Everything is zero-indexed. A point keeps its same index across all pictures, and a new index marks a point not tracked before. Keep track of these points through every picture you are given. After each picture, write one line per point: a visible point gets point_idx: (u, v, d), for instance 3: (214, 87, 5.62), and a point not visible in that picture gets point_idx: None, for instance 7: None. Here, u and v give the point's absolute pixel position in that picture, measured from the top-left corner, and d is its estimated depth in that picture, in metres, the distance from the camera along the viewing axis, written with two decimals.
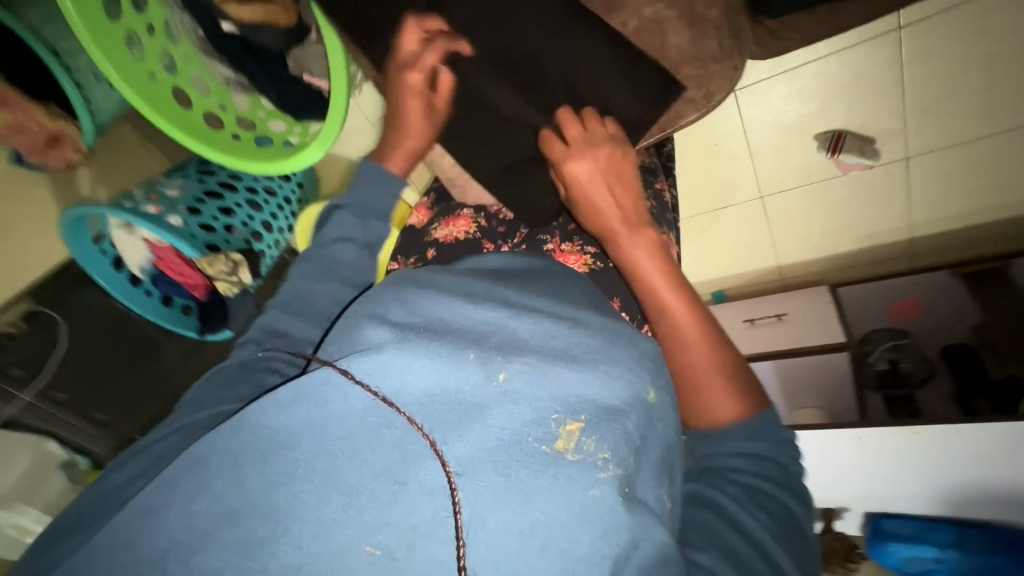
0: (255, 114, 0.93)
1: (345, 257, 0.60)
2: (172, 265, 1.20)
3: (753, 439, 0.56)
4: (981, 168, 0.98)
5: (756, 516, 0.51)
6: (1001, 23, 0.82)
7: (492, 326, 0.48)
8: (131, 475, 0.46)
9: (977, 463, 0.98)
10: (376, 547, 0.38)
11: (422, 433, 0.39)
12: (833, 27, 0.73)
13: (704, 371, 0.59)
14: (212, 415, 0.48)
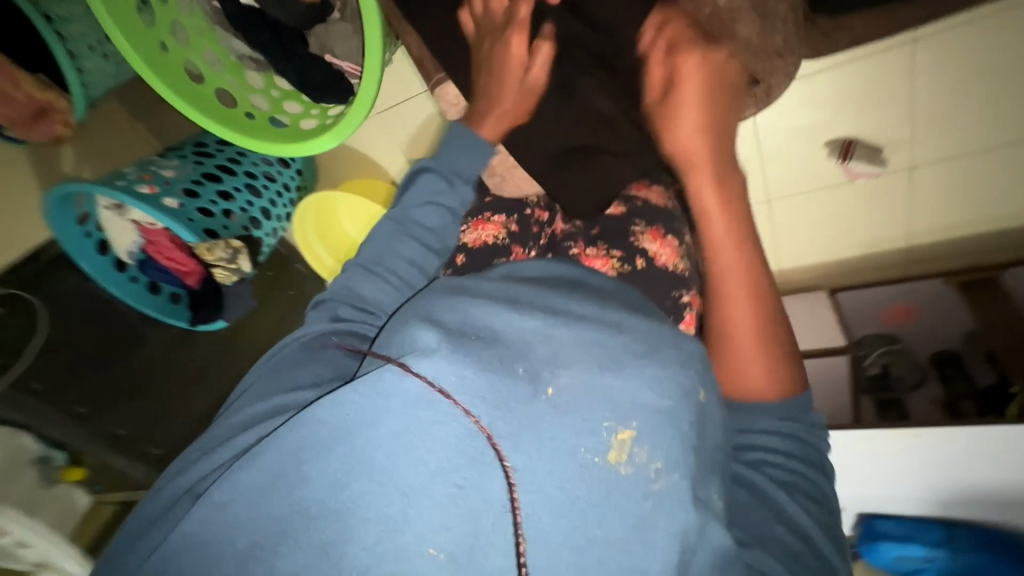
0: (268, 93, 0.93)
1: (432, 224, 0.69)
2: (165, 250, 1.15)
3: (787, 420, 0.60)
4: (981, 181, 1.02)
5: (798, 500, 0.55)
6: (1012, 40, 0.85)
7: (538, 335, 0.42)
8: (198, 462, 0.48)
9: (967, 464, 1.01)
10: (438, 549, 0.38)
11: (480, 427, 0.38)
12: (883, 29, 0.73)
13: (748, 348, 0.61)
14: (291, 402, 0.49)
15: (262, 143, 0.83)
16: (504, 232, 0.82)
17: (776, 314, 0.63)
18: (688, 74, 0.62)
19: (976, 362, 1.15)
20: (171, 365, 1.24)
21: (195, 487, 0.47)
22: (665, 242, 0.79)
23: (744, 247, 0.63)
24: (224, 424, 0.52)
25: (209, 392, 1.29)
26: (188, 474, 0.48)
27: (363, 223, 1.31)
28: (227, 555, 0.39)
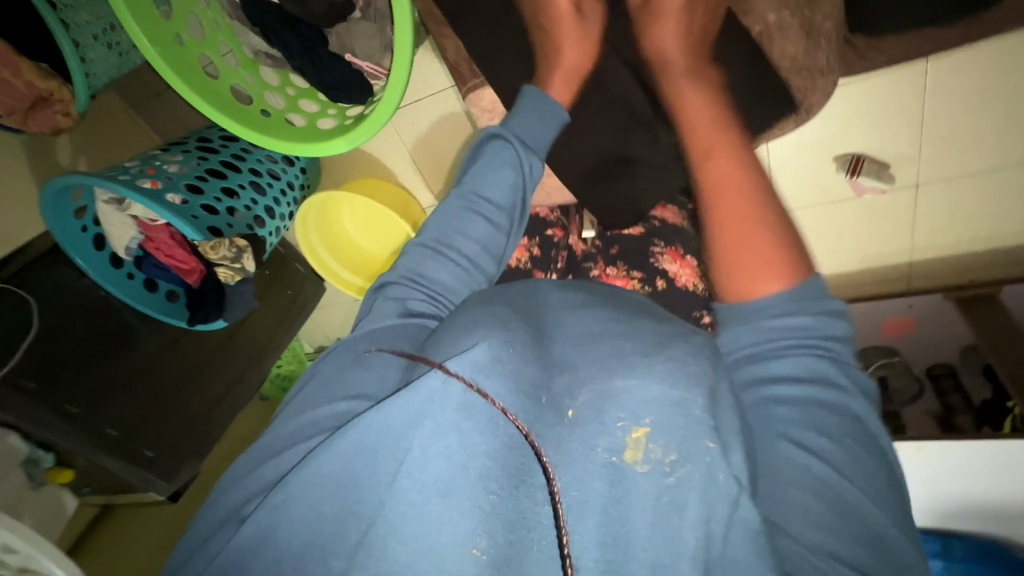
0: (282, 89, 0.95)
1: (496, 194, 0.63)
2: (164, 247, 1.13)
3: (796, 340, 0.49)
4: (983, 199, 1.05)
5: (824, 443, 0.44)
6: (1019, 66, 0.87)
7: (559, 366, 0.46)
8: (254, 468, 0.50)
9: (964, 474, 1.03)
10: (480, 550, 0.36)
11: (520, 427, 0.40)
12: (924, 49, 0.72)
13: (747, 234, 0.54)
14: (334, 413, 0.48)
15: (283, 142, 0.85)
16: (528, 257, 0.94)
17: (777, 205, 0.56)
18: (669, 51, 0.67)
19: (971, 375, 1.17)
20: (163, 365, 1.19)
21: (245, 502, 0.47)
22: (684, 263, 0.87)
23: (736, 137, 0.61)
24: (268, 436, 0.52)
25: (202, 394, 1.23)
26: (245, 480, 0.49)
27: (365, 223, 1.35)
28: (281, 553, 0.41)
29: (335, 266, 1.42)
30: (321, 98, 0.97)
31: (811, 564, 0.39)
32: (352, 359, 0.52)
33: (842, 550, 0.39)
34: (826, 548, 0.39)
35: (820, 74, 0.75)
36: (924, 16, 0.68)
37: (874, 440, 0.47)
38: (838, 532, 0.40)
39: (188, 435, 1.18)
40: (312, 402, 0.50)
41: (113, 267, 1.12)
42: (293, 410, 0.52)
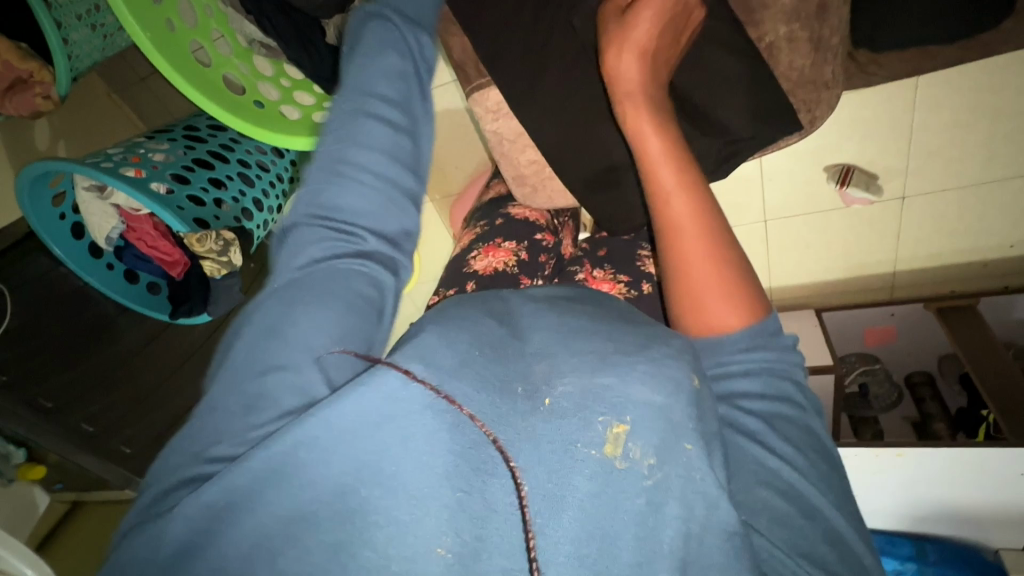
0: (277, 80, 0.96)
1: (391, 92, 0.53)
2: (147, 237, 1.09)
3: (758, 354, 0.52)
4: (967, 213, 1.08)
5: (787, 449, 0.48)
6: (1006, 82, 0.90)
7: (538, 354, 0.44)
8: (168, 475, 0.42)
9: (942, 480, 1.06)
10: (446, 549, 0.34)
11: (486, 431, 0.37)
12: (923, 66, 0.74)
13: (706, 276, 0.53)
14: (260, 389, 0.41)
15: (295, 141, 0.90)
16: (514, 260, 0.89)
17: (729, 236, 0.55)
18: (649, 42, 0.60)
19: (948, 384, 1.22)
20: (144, 360, 1.16)
21: (164, 500, 0.41)
22: None
23: (689, 162, 0.56)
24: (178, 439, 0.44)
25: (183, 389, 1.21)
26: (161, 488, 0.42)
27: None
28: (228, 560, 0.36)
29: None
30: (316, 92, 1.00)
31: (780, 562, 0.41)
32: (272, 342, 0.42)
33: (808, 549, 0.43)
34: (792, 545, 0.42)
35: (825, 89, 0.74)
36: (928, 36, 0.68)
37: (819, 440, 0.52)
38: (800, 533, 0.43)
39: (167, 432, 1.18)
40: (229, 382, 0.42)
41: (91, 257, 1.09)
42: (206, 406, 0.43)
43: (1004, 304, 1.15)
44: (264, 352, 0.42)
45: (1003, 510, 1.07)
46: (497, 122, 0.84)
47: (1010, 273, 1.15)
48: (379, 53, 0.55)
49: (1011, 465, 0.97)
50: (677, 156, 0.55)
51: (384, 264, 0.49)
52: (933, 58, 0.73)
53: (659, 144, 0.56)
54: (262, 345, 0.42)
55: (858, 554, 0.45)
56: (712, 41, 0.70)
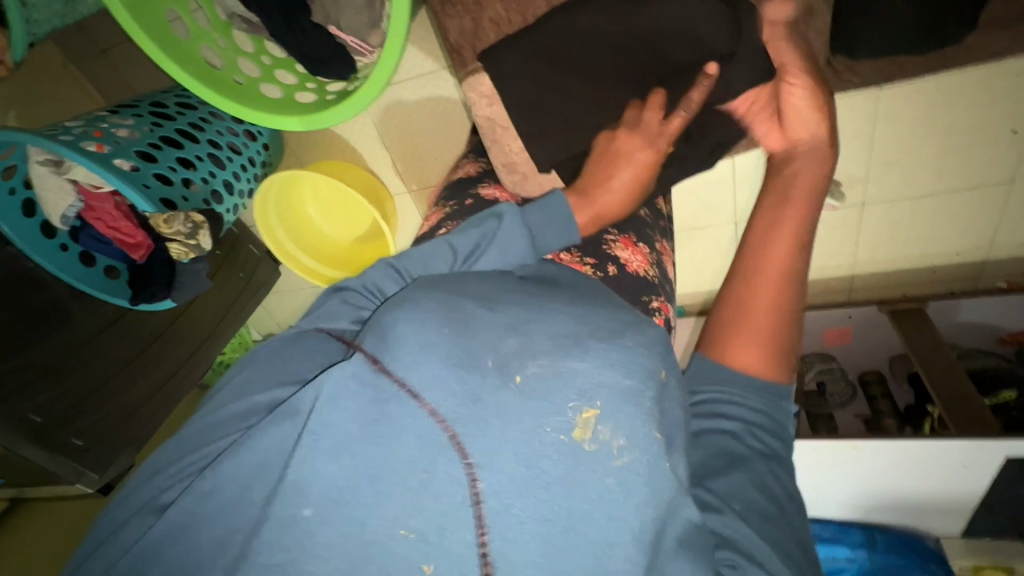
0: (258, 58, 0.94)
1: (545, 225, 0.58)
2: (108, 218, 1.04)
3: (769, 398, 0.54)
4: (920, 221, 1.15)
5: (777, 475, 0.50)
6: (957, 100, 0.97)
7: (510, 328, 0.44)
8: (160, 466, 0.49)
9: (892, 472, 1.12)
10: (409, 530, 0.37)
11: (442, 423, 0.39)
12: (893, 75, 0.79)
13: (761, 313, 0.57)
14: (266, 404, 0.48)
15: (267, 115, 0.86)
16: None
17: (799, 305, 0.59)
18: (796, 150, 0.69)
19: (898, 383, 1.28)
20: (99, 345, 1.09)
21: (190, 472, 0.47)
22: (636, 249, 0.86)
23: (802, 231, 0.62)
24: (197, 421, 0.49)
25: (141, 378, 1.15)
26: (151, 475, 0.48)
27: (330, 205, 1.34)
28: (205, 546, 0.41)
29: (293, 250, 1.35)
30: (298, 71, 0.97)
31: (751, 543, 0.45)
32: (297, 355, 0.50)
33: (781, 546, 0.46)
34: (772, 543, 0.45)
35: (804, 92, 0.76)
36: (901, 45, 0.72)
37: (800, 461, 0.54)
38: (775, 530, 0.46)
39: (122, 425, 1.12)
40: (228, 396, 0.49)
41: (42, 237, 1.00)
42: (216, 400, 0.50)
43: (952, 307, 1.22)
44: (287, 361, 0.50)
45: (943, 499, 1.14)
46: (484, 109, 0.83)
47: (955, 278, 1.23)
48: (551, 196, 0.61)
49: (954, 455, 1.03)
50: (796, 217, 0.63)
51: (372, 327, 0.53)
52: (900, 69, 0.78)
53: (787, 213, 0.63)
54: (286, 359, 0.50)
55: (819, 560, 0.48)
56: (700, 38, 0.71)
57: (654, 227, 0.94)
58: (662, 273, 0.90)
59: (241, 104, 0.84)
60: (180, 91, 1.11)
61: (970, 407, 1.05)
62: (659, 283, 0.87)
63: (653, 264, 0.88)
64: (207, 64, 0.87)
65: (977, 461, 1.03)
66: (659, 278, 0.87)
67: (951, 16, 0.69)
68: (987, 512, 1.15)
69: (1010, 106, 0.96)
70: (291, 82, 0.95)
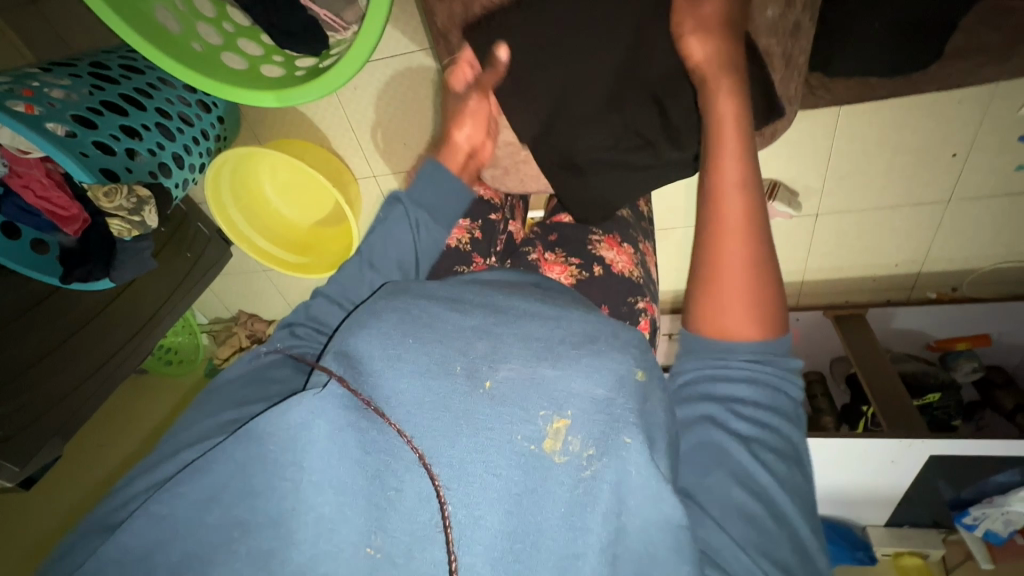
0: (220, 26, 0.88)
1: (443, 202, 0.70)
2: (37, 186, 0.91)
3: (757, 362, 0.54)
4: (867, 232, 1.22)
5: (765, 460, 0.50)
6: (907, 121, 1.03)
7: (478, 331, 0.43)
8: (131, 478, 0.51)
9: (830, 469, 1.19)
10: (375, 549, 0.38)
11: (406, 440, 0.38)
12: (860, 97, 0.82)
13: (735, 279, 0.54)
14: (235, 417, 0.50)
15: (229, 89, 0.80)
16: (467, 240, 0.87)
17: (770, 260, 0.56)
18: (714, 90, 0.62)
19: (837, 383, 1.37)
20: (19, 330, 0.98)
21: (156, 480, 0.48)
22: (620, 250, 0.87)
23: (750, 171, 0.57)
24: (172, 439, 0.52)
25: (73, 364, 1.07)
26: (122, 486, 0.51)
27: (289, 186, 1.27)
28: (170, 555, 0.40)
29: (249, 233, 1.28)
30: (264, 43, 0.92)
31: (735, 553, 0.45)
32: (272, 374, 0.54)
33: (766, 549, 0.45)
34: (757, 545, 0.45)
35: (785, 105, 0.77)
36: (878, 63, 0.74)
37: (802, 447, 0.53)
38: (765, 533, 0.46)
39: (50, 412, 1.04)
40: (208, 411, 0.52)
41: None
42: (191, 415, 0.54)
43: (888, 314, 1.30)
44: (262, 381, 0.53)
45: (872, 491, 1.23)
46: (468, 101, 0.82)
47: (891, 288, 1.32)
48: (440, 171, 0.71)
49: (884, 452, 1.11)
50: (737, 158, 0.57)
51: None
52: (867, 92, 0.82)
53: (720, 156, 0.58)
54: (260, 381, 0.53)
55: (814, 555, 0.47)
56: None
57: (634, 227, 0.95)
58: (646, 273, 0.90)
59: (202, 75, 0.78)
60: (125, 53, 1.02)
61: (897, 407, 1.12)
62: (644, 282, 0.88)
63: (638, 264, 0.89)
64: (163, 26, 0.80)
65: (903, 458, 1.11)
66: (644, 278, 0.88)
67: (924, 45, 0.71)
68: (909, 503, 1.25)
69: (952, 129, 1.03)
70: (257, 55, 0.90)
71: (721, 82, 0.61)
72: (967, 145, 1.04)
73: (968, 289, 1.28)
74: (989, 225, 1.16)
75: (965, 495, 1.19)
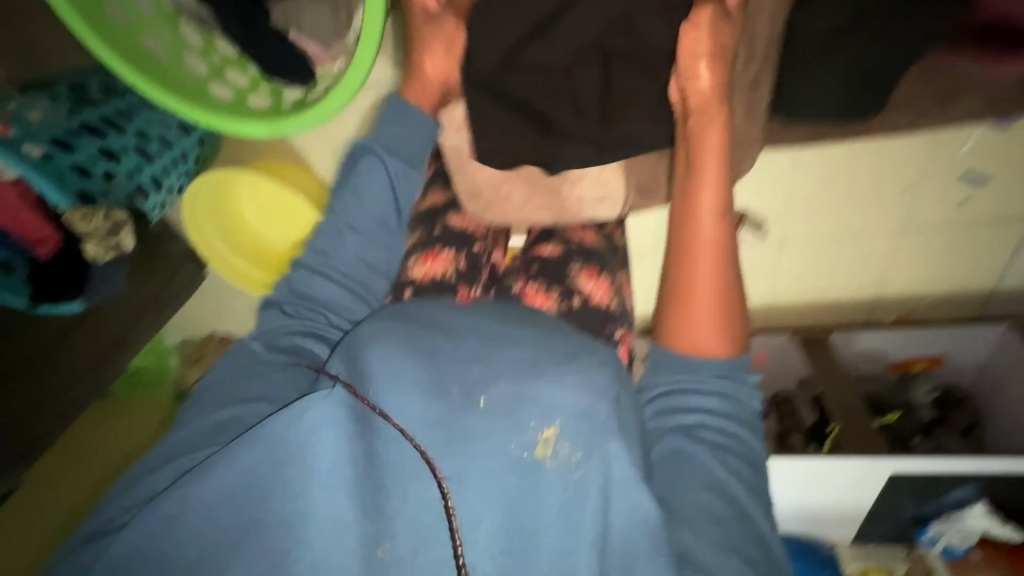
0: (206, 55, 0.90)
1: (408, 141, 0.86)
2: (8, 208, 0.88)
3: (726, 379, 0.65)
4: (827, 258, 1.28)
5: (731, 465, 0.59)
6: (861, 157, 1.10)
7: (472, 356, 0.48)
8: (144, 475, 0.59)
9: (802, 488, 1.22)
10: (384, 551, 0.42)
11: (416, 446, 0.44)
12: (818, 138, 0.88)
13: (704, 294, 0.66)
14: (235, 415, 0.60)
15: (211, 118, 0.82)
16: (452, 269, 0.89)
17: (735, 284, 0.68)
18: (699, 121, 0.71)
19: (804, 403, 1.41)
20: None
21: (168, 488, 0.52)
22: (599, 282, 0.90)
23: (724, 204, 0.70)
24: (182, 435, 0.61)
25: (37, 389, 1.03)
26: (137, 480, 0.59)
27: (266, 206, 1.25)
28: (191, 552, 0.45)
29: (223, 254, 1.27)
30: (251, 71, 0.92)
31: (710, 554, 0.52)
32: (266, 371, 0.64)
33: (733, 544, 0.53)
34: (723, 544, 0.53)
35: (746, 147, 0.83)
36: (828, 112, 0.81)
37: (759, 454, 0.62)
38: (730, 529, 0.55)
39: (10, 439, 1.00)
40: (216, 417, 0.57)
41: None
42: (195, 411, 0.64)
43: (850, 336, 1.35)
44: (260, 377, 0.64)
45: (840, 509, 1.27)
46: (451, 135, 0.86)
47: (851, 312, 1.39)
48: (400, 114, 0.87)
49: (848, 471, 1.15)
50: (717, 192, 0.70)
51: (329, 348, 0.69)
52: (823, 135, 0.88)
53: (701, 188, 0.70)
54: (259, 377, 0.64)
55: (773, 546, 0.56)
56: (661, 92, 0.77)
57: (610, 256, 0.98)
58: (624, 303, 0.93)
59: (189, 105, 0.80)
60: (108, 75, 1.02)
61: (859, 426, 1.17)
62: (622, 313, 0.91)
63: (616, 295, 0.91)
64: (147, 55, 0.84)
65: (867, 476, 1.15)
66: (622, 309, 0.90)
67: (869, 100, 0.78)
68: (875, 519, 1.28)
69: (902, 165, 1.11)
70: (245, 84, 0.91)
71: (714, 118, 0.71)
72: (912, 182, 1.13)
73: (922, 313, 1.36)
74: (938, 253, 1.24)
75: (925, 511, 1.24)
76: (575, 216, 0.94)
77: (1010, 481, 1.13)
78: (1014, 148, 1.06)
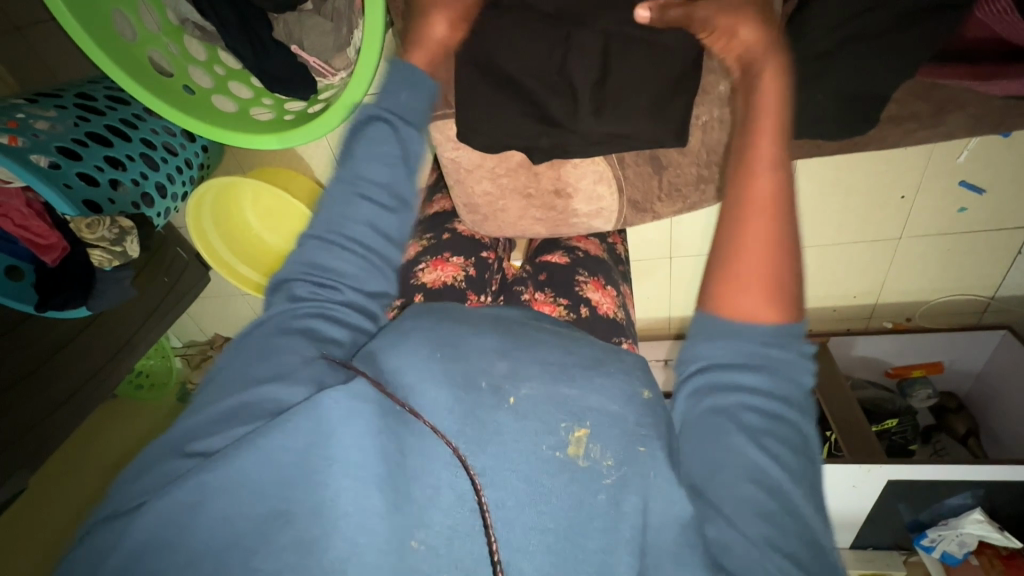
0: (209, 68, 0.93)
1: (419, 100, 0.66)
2: (15, 215, 0.90)
3: (776, 347, 0.50)
4: (825, 266, 1.29)
5: (773, 452, 0.46)
6: (859, 170, 1.12)
7: (499, 354, 0.53)
8: (134, 475, 0.49)
9: None
10: (418, 543, 0.42)
11: (446, 440, 0.45)
12: (812, 152, 0.90)
13: (754, 249, 0.51)
14: (247, 398, 0.49)
15: (223, 131, 0.84)
16: (462, 275, 0.89)
17: (797, 243, 0.52)
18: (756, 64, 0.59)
19: None
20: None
21: (176, 458, 0.48)
22: (605, 292, 0.91)
23: (785, 148, 0.54)
24: (181, 425, 0.50)
25: (43, 391, 1.05)
26: (123, 483, 0.48)
27: (269, 211, 1.28)
28: (207, 539, 0.42)
29: (230, 259, 1.29)
30: (253, 84, 0.97)
31: (749, 559, 0.43)
32: (276, 348, 0.52)
33: (776, 542, 0.43)
34: (766, 539, 0.43)
35: None
36: (821, 132, 0.82)
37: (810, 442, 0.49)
38: (776, 526, 0.44)
39: (19, 441, 1.01)
40: (215, 393, 0.51)
41: None
42: (199, 396, 0.53)
43: (848, 342, 1.36)
44: (264, 356, 0.52)
45: (839, 515, 1.27)
46: (451, 148, 0.87)
47: (849, 319, 1.40)
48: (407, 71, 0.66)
49: (846, 477, 1.15)
50: (771, 129, 0.55)
51: (342, 325, 0.56)
52: (818, 150, 0.89)
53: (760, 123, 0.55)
54: (262, 355, 0.52)
55: (829, 550, 0.44)
56: (656, 113, 0.78)
57: (613, 265, 1.00)
58: (628, 315, 0.94)
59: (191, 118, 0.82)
60: (112, 85, 1.04)
61: (857, 432, 1.18)
62: (627, 324, 0.92)
63: (620, 306, 0.93)
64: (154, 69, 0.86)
65: (865, 483, 1.16)
66: (626, 320, 0.92)
67: (861, 118, 0.79)
68: (872, 525, 1.29)
69: (896, 177, 1.12)
70: (247, 98, 0.95)
71: (767, 64, 0.58)
72: (913, 188, 1.13)
73: (919, 321, 1.36)
74: (934, 262, 1.25)
75: (922, 517, 1.25)
76: (574, 228, 0.96)
77: (1008, 490, 1.13)
78: (1013, 158, 1.05)
